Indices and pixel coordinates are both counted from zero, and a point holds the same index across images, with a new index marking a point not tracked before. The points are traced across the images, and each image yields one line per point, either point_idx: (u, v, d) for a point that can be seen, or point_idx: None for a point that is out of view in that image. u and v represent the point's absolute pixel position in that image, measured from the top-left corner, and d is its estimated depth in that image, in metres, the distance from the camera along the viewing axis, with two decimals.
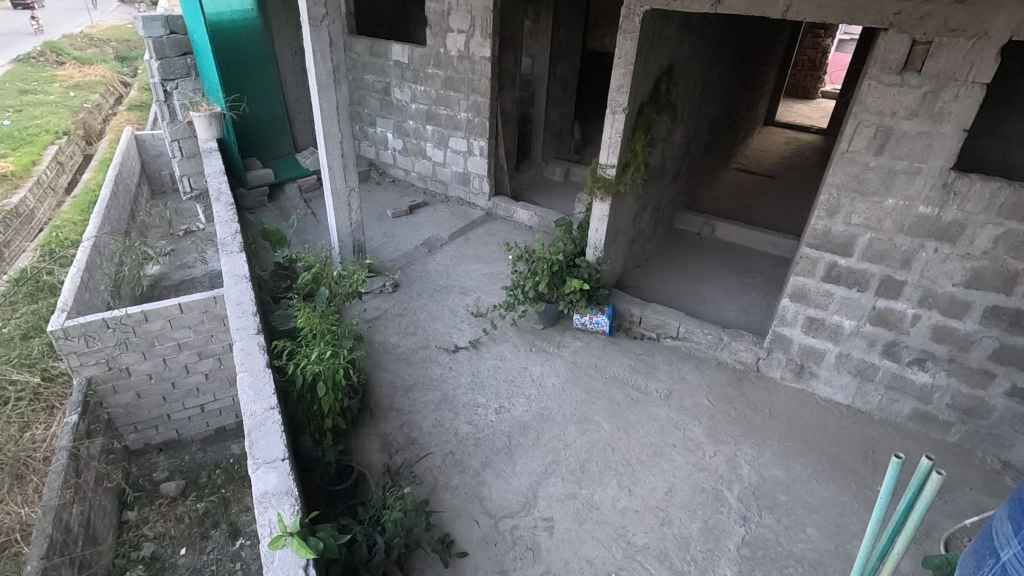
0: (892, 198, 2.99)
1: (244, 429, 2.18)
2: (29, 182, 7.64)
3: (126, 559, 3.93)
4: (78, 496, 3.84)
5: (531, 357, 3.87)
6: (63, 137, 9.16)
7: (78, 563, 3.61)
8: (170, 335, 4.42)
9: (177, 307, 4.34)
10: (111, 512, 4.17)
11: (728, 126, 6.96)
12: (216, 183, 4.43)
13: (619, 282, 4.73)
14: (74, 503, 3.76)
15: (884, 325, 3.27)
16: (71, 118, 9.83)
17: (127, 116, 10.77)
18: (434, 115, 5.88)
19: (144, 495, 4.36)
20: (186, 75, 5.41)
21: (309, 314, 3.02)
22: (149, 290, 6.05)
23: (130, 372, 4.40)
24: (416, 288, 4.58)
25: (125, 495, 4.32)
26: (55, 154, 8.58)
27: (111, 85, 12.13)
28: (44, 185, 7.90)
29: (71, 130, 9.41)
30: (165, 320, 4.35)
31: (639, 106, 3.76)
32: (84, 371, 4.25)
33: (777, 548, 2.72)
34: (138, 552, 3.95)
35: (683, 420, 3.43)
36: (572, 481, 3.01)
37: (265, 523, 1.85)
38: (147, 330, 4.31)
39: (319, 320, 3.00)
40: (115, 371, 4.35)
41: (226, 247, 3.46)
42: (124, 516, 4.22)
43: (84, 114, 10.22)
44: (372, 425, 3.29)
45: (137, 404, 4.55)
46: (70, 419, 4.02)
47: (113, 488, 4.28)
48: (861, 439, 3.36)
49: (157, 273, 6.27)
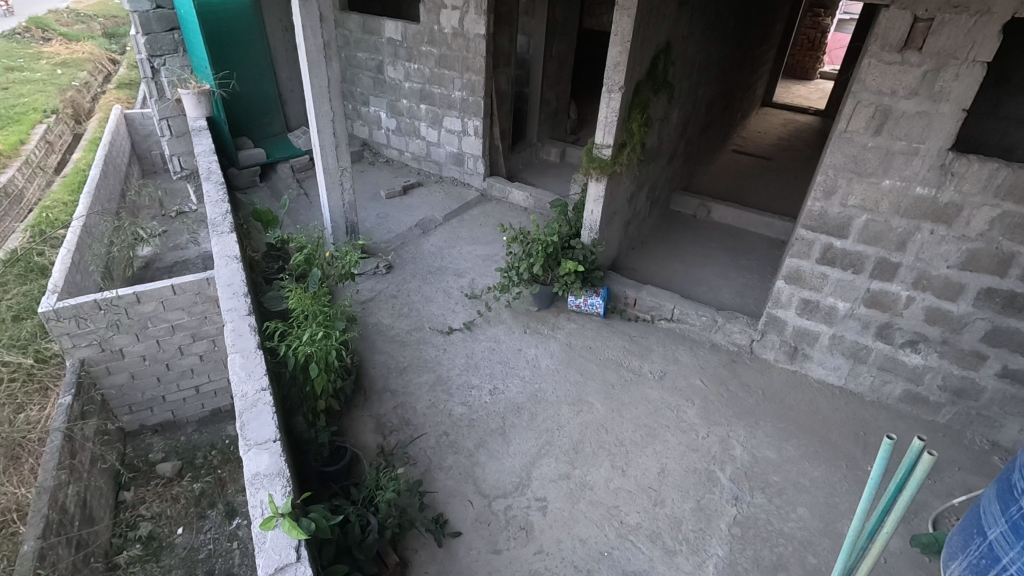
0: (889, 179, 2.97)
1: (235, 410, 2.16)
2: (17, 161, 7.51)
3: (123, 539, 3.95)
4: (74, 477, 3.83)
5: (525, 339, 3.87)
6: (51, 115, 8.99)
7: (75, 542, 3.63)
8: (163, 317, 4.39)
9: (170, 289, 4.31)
10: (108, 493, 4.17)
11: (725, 106, 6.89)
12: (206, 162, 4.35)
13: (614, 264, 4.71)
14: (70, 484, 3.77)
15: (878, 307, 3.27)
16: (59, 97, 9.64)
17: (116, 95, 10.57)
18: (428, 94, 5.79)
19: (140, 476, 4.37)
20: (174, 51, 5.28)
21: (301, 295, 2.97)
22: (141, 271, 6.00)
23: (124, 353, 4.38)
24: (410, 270, 4.55)
25: (122, 476, 4.33)
26: (43, 133, 8.43)
27: (99, 63, 11.88)
28: (33, 165, 7.77)
29: (59, 109, 9.24)
30: (157, 302, 4.31)
31: (635, 85, 3.70)
32: (77, 353, 4.21)
33: (767, 527, 2.75)
34: (135, 532, 3.97)
35: (676, 402, 3.44)
36: (566, 461, 3.02)
37: (257, 504, 1.84)
38: (140, 312, 4.28)
39: (311, 301, 2.96)
40: (108, 353, 4.33)
41: (216, 228, 3.40)
42: (121, 497, 4.23)
43: (73, 92, 10.03)
44: (366, 406, 3.29)
45: (131, 386, 4.53)
46: (64, 400, 4.01)
47: (109, 469, 4.29)
48: (853, 421, 3.38)
49: (149, 254, 6.21)
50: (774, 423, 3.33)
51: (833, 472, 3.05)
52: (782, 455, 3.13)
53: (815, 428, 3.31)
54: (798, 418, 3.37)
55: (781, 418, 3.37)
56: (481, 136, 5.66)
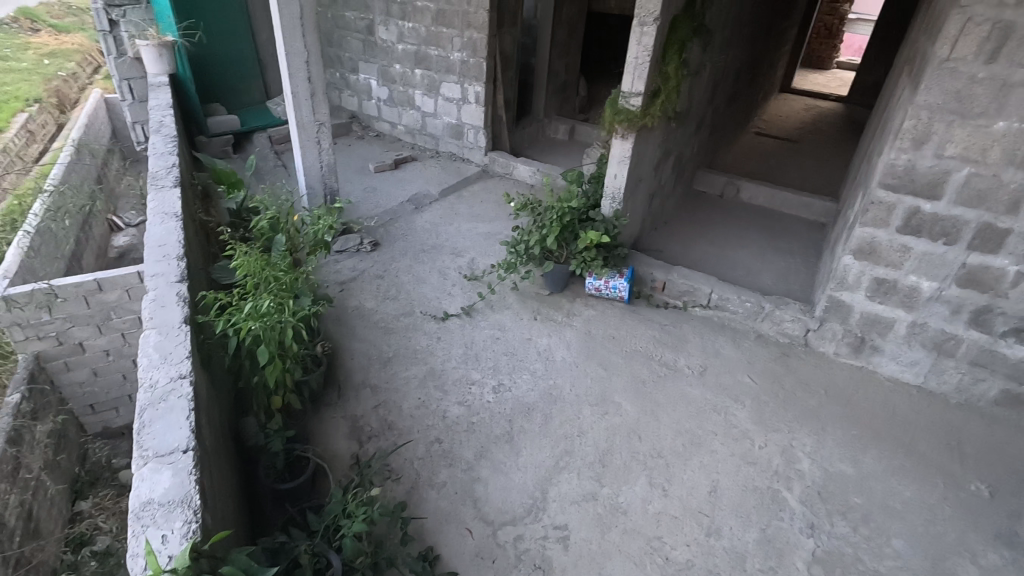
0: (1003, 121, 2.34)
1: (135, 406, 1.51)
2: (14, 129, 6.61)
3: (76, 556, 3.22)
4: (16, 483, 3.15)
5: (535, 328, 3.22)
6: (34, 103, 7.31)
7: (14, 562, 2.94)
8: (129, 306, 3.65)
9: (138, 274, 3.55)
10: (62, 504, 3.45)
11: (750, 80, 6.28)
12: (160, 116, 3.66)
13: (636, 244, 4.09)
14: (10, 492, 3.09)
15: (975, 286, 2.65)
16: (43, 85, 7.78)
17: (104, 85, 8.84)
18: (424, 56, 5.15)
19: (99, 483, 3.64)
20: (135, 3, 4.64)
21: (251, 258, 2.27)
22: (116, 262, 5.51)
23: (84, 348, 3.63)
24: (400, 247, 3.90)
25: (78, 483, 3.60)
26: (25, 122, 6.88)
27: (90, 55, 9.59)
28: (14, 153, 6.52)
29: (43, 97, 7.49)
30: (123, 290, 3.57)
31: (671, 18, 3.05)
32: (31, 346, 3.51)
33: (857, 566, 2.11)
34: (89, 548, 3.22)
35: (723, 403, 2.80)
36: (590, 477, 2.37)
37: (139, 552, 1.19)
38: (103, 301, 3.55)
39: (263, 266, 2.26)
40: (67, 347, 3.60)
41: (156, 183, 2.73)
42: (78, 507, 3.51)
43: (59, 81, 8.10)
44: (340, 405, 2.63)
45: (93, 384, 3.79)
46: (11, 398, 3.33)
47: (65, 475, 3.59)
48: (941, 427, 2.74)
49: (125, 244, 5.68)
50: (845, 428, 2.69)
51: (928, 493, 2.41)
52: (861, 471, 2.49)
53: (897, 436, 2.67)
54: (872, 423, 2.74)
55: (852, 421, 2.74)
56: (483, 105, 5.05)
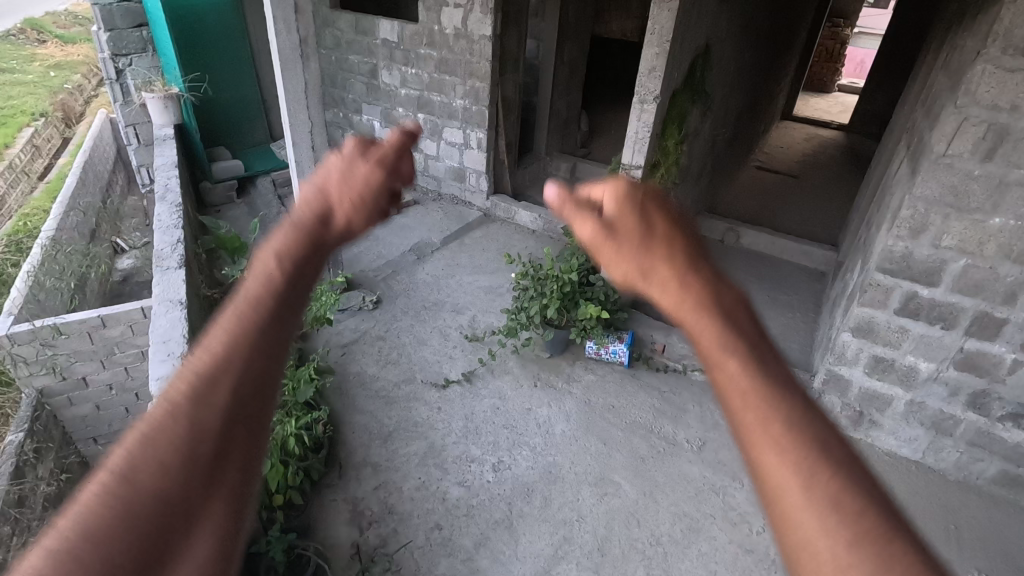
0: (1000, 217, 2.35)
1: None
2: (19, 145, 6.83)
3: None
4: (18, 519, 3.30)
5: (536, 397, 3.24)
6: (40, 119, 7.48)
7: None
8: (132, 342, 3.78)
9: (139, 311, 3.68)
10: None
11: (750, 118, 6.31)
12: (164, 178, 3.66)
13: (636, 300, 4.11)
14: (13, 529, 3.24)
15: (972, 370, 2.66)
16: (49, 99, 7.90)
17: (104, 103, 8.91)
18: (426, 102, 5.19)
19: None
20: (142, 51, 4.70)
21: None
22: (120, 285, 5.30)
23: (87, 382, 3.82)
24: (401, 304, 3.93)
25: None
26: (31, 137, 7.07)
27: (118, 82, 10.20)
28: (17, 169, 6.68)
29: (48, 112, 7.64)
30: (126, 326, 3.71)
31: (671, 94, 3.07)
32: (35, 382, 3.69)
33: None
34: None
35: (722, 482, 2.82)
36: (588, 569, 2.39)
37: None
38: (107, 337, 3.69)
39: None
40: (71, 382, 3.78)
41: (161, 263, 2.76)
42: None
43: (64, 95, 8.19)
44: (340, 487, 2.66)
45: (95, 416, 4.03)
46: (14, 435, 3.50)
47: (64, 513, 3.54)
48: (939, 509, 2.75)
49: (129, 266, 5.52)
50: None
51: None
52: None
53: None
54: None
55: None
56: (485, 151, 5.08)
